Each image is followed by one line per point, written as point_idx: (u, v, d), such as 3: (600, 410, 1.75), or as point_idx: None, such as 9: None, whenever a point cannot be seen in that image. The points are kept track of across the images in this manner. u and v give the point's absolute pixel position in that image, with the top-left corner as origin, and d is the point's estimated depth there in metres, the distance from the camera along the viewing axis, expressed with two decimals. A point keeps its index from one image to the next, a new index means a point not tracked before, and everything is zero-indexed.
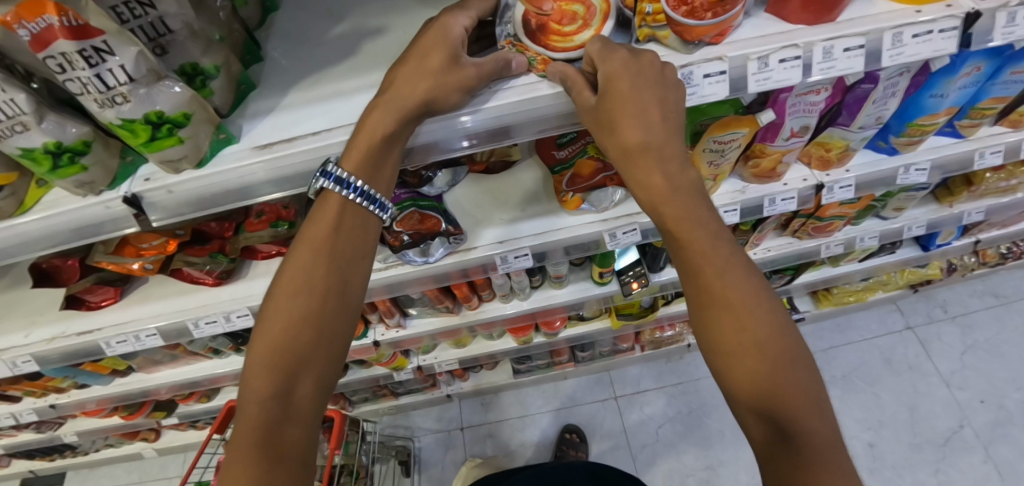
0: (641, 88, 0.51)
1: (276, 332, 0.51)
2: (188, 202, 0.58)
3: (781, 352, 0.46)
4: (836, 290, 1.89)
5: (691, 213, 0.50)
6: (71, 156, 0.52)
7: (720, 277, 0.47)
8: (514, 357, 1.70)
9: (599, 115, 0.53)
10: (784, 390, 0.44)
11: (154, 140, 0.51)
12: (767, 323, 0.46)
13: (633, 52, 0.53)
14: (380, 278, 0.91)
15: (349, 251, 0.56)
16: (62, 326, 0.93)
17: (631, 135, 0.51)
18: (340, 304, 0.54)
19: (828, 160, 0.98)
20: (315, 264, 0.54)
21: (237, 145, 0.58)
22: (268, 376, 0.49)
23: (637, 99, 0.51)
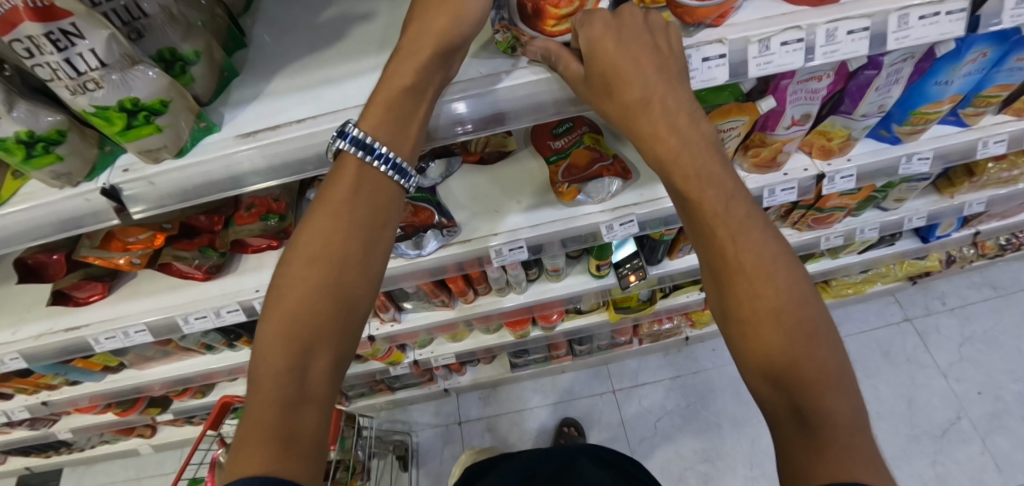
0: (634, 46, 0.50)
1: (292, 301, 0.46)
2: (170, 194, 0.56)
3: (801, 321, 0.43)
4: (835, 283, 1.87)
5: (704, 171, 0.47)
6: (45, 146, 0.50)
7: (732, 240, 0.45)
8: (511, 351, 1.68)
9: (590, 81, 0.52)
10: (802, 361, 0.41)
11: (131, 129, 0.49)
12: (783, 288, 0.43)
13: (614, 13, 0.53)
14: None
15: (369, 217, 0.51)
16: (50, 323, 0.92)
17: (632, 93, 0.49)
18: (360, 274, 0.50)
19: (829, 148, 0.97)
20: (331, 229, 0.49)
21: (219, 134, 0.56)
22: (283, 346, 0.44)
23: (633, 57, 0.50)
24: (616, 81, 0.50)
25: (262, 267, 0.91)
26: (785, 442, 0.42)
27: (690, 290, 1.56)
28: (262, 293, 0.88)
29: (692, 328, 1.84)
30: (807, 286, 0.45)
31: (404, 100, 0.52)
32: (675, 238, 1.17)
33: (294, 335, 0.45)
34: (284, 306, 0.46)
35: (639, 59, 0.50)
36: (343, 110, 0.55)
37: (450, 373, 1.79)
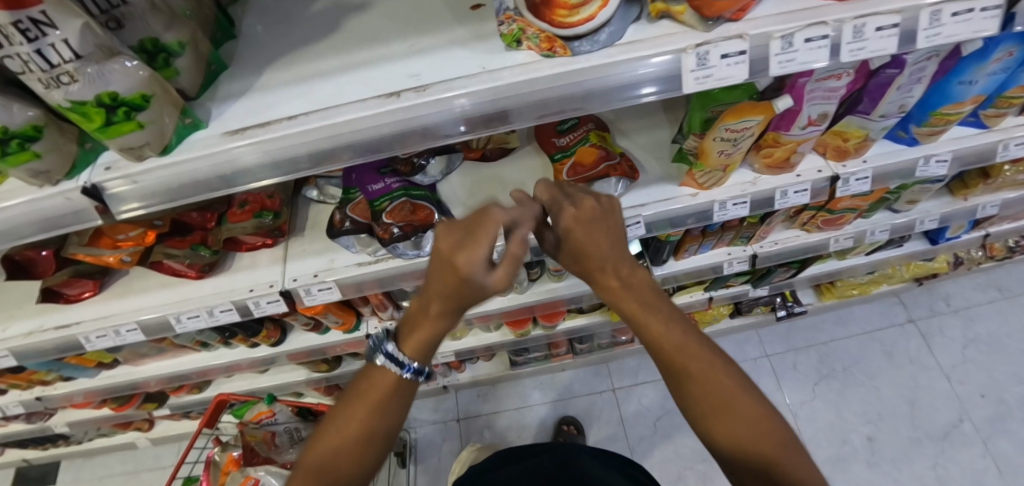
0: (596, 224, 0.57)
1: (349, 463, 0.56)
2: (155, 193, 0.53)
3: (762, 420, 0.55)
4: (840, 283, 1.81)
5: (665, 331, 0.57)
6: (21, 142, 0.47)
7: (704, 374, 0.56)
8: (511, 349, 1.66)
9: (563, 248, 0.59)
10: (774, 466, 0.53)
11: (110, 125, 0.46)
12: (746, 398, 0.56)
13: (576, 202, 0.59)
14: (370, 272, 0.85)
15: (400, 406, 0.59)
16: (40, 320, 0.90)
17: (597, 265, 0.56)
18: (390, 427, 0.58)
19: (844, 149, 0.93)
20: (373, 406, 0.57)
21: (206, 131, 0.52)
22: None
23: (597, 235, 0.56)
24: (584, 258, 0.57)
25: (255, 266, 0.88)
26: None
27: (693, 290, 1.53)
28: (256, 293, 0.85)
29: None
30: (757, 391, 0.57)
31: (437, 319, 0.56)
32: (682, 238, 1.14)
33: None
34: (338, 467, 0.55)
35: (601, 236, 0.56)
36: (334, 107, 0.51)
37: (450, 370, 1.77)
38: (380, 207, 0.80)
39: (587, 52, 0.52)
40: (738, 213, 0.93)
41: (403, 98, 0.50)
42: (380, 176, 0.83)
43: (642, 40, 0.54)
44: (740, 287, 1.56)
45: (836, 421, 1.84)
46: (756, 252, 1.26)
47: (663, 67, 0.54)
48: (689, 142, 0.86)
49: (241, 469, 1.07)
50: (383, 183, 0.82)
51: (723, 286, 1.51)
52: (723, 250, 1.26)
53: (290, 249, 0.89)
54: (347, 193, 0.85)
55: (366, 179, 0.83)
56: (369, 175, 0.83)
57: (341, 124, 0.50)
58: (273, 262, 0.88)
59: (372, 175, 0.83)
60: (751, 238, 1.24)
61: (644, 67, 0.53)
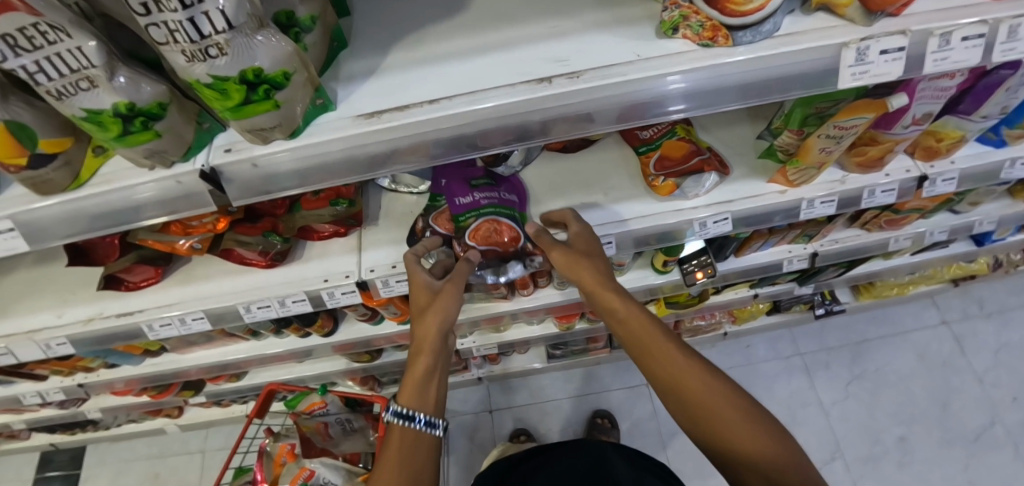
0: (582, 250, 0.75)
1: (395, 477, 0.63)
2: (276, 179, 0.49)
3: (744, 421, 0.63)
4: (879, 284, 1.79)
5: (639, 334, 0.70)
6: (144, 121, 0.43)
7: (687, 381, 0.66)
8: (550, 342, 1.63)
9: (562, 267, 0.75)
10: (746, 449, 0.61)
11: (248, 104, 0.42)
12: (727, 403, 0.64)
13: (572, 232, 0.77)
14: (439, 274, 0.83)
15: (415, 446, 0.66)
16: (99, 307, 0.86)
17: (590, 279, 0.73)
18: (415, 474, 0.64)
19: (935, 150, 0.90)
20: (397, 446, 0.66)
21: (335, 113, 0.49)
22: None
23: (573, 260, 0.74)
24: (574, 274, 0.74)
25: (327, 255, 0.85)
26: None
27: (739, 287, 1.51)
28: (331, 283, 0.81)
29: (731, 324, 1.81)
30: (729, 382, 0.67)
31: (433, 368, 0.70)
32: (749, 236, 1.10)
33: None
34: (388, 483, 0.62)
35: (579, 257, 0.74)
36: (480, 91, 0.47)
37: (485, 362, 1.75)
38: (462, 225, 0.76)
39: (748, 43, 0.50)
40: (824, 212, 0.90)
41: (556, 85, 0.47)
42: (471, 189, 0.78)
43: (799, 33, 0.51)
44: (785, 285, 1.53)
45: (868, 421, 1.84)
46: (817, 250, 1.24)
47: (690, 84, 0.50)
48: (782, 139, 0.84)
49: (297, 461, 1.05)
50: (470, 196, 0.77)
51: (771, 283, 1.49)
52: (784, 248, 1.24)
53: (364, 239, 0.85)
54: (432, 199, 0.82)
55: (454, 190, 0.78)
56: (458, 186, 0.78)
57: (400, 129, 0.47)
58: (345, 252, 0.84)
59: (463, 186, 0.78)
60: (810, 237, 1.20)
61: (668, 84, 0.49)
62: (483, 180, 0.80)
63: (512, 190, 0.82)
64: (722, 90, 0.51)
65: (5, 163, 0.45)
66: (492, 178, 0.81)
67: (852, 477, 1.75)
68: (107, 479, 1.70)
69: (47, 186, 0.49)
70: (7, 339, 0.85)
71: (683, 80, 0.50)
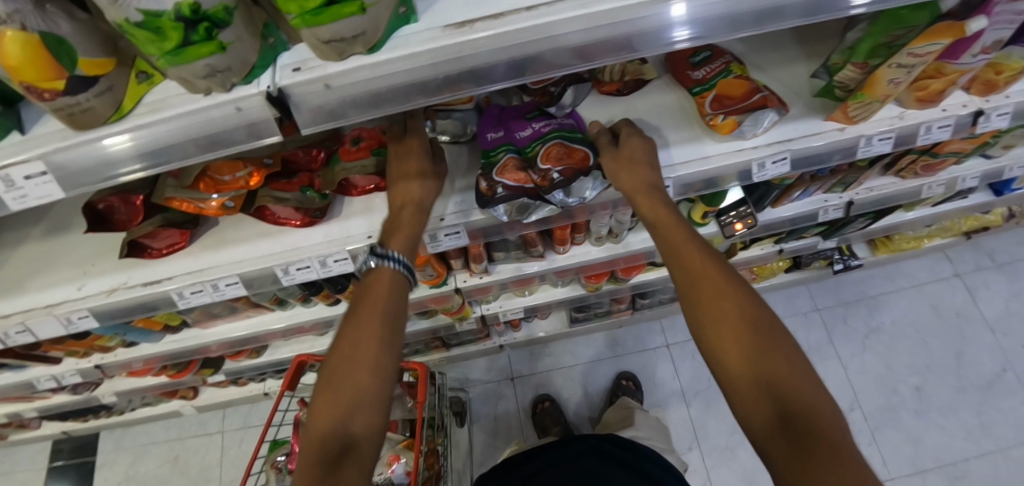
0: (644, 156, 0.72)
1: (360, 369, 0.59)
2: (351, 101, 0.45)
3: (768, 338, 0.55)
4: (897, 237, 1.80)
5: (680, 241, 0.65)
6: (209, 27, 0.36)
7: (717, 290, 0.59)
8: (574, 305, 1.60)
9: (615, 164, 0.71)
10: (764, 368, 0.53)
11: (332, 5, 0.36)
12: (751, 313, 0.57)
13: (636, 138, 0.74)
14: (477, 220, 0.78)
15: (389, 312, 0.63)
16: (122, 276, 0.80)
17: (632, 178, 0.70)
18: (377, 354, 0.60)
19: (994, 84, 0.87)
20: (365, 317, 0.62)
21: (418, 25, 0.44)
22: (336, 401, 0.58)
23: (628, 162, 0.71)
24: (623, 175, 0.70)
25: (371, 211, 0.80)
26: (775, 455, 0.49)
27: (765, 242, 1.49)
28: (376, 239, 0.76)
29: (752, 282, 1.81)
30: (770, 309, 0.58)
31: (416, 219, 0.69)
32: (792, 183, 1.08)
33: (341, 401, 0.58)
34: (346, 373, 0.59)
35: (639, 163, 0.71)
36: None
37: (507, 330, 1.74)
38: (532, 154, 0.74)
39: None
40: (881, 149, 0.87)
41: None
42: (528, 122, 0.77)
43: None
44: (811, 239, 1.52)
45: (884, 372, 1.88)
46: (853, 199, 1.22)
47: (697, 10, 0.46)
48: (843, 74, 0.80)
49: None
50: (530, 130, 0.76)
51: (798, 237, 1.47)
52: (819, 197, 1.21)
53: None
54: (488, 156, 0.76)
55: (513, 124, 0.78)
56: (515, 121, 0.77)
57: (439, 51, 0.43)
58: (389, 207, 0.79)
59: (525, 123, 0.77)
60: (849, 184, 1.18)
61: (669, 12, 0.45)
62: (539, 111, 0.79)
63: (569, 117, 0.80)
64: (717, 17, 0.47)
65: (39, 86, 0.38)
66: (548, 109, 0.80)
67: (870, 426, 1.81)
68: (125, 465, 1.66)
69: (86, 118, 0.43)
70: (23, 315, 0.78)
71: (690, 5, 0.45)
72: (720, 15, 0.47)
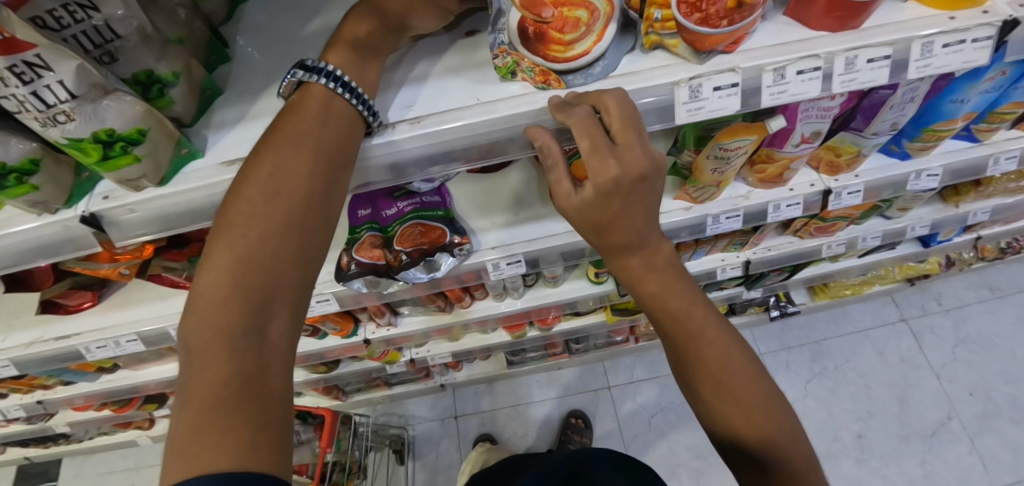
0: (623, 198, 0.46)
1: (210, 367, 0.36)
2: (153, 221, 0.54)
3: (757, 398, 0.55)
4: (833, 285, 1.85)
5: (664, 280, 0.56)
6: (18, 176, 0.47)
7: (696, 342, 0.56)
8: (508, 349, 1.67)
9: (594, 145, 0.46)
10: (765, 427, 0.55)
11: (107, 160, 0.46)
12: (737, 358, 0.56)
13: (596, 104, 0.49)
14: (342, 290, 0.87)
15: (247, 288, 0.39)
16: (37, 332, 0.91)
17: (603, 177, 0.45)
18: (233, 362, 0.37)
19: (837, 165, 0.94)
20: (225, 321, 0.37)
21: (202, 160, 0.53)
22: (223, 313, 0.38)
23: (597, 137, 0.46)
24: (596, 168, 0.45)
25: None
26: None
27: None
28: None
29: None
30: (744, 349, 0.58)
31: (301, 161, 0.43)
32: (677, 246, 1.16)
33: (235, 309, 0.38)
34: (206, 355, 0.37)
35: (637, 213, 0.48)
36: None
37: (447, 369, 1.82)
38: (391, 234, 0.82)
39: (581, 84, 0.53)
40: (731, 226, 0.94)
41: (398, 131, 0.53)
42: (394, 201, 0.85)
43: (634, 73, 0.55)
44: (734, 289, 1.57)
45: (827, 418, 1.89)
46: (750, 258, 1.27)
47: None
48: (683, 157, 0.86)
49: None
50: None
51: (718, 288, 1.51)
52: (717, 256, 1.28)
53: None
54: (353, 232, 0.84)
55: (380, 203, 0.85)
56: (382, 200, 0.85)
57: (216, 183, 0.52)
58: None
59: None
60: (743, 245, 1.24)
61: None
62: None
63: (435, 192, 0.88)
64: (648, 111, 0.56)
65: None
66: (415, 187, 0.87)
67: None
68: None
69: None
70: None
71: None
72: (447, 151, 0.54)
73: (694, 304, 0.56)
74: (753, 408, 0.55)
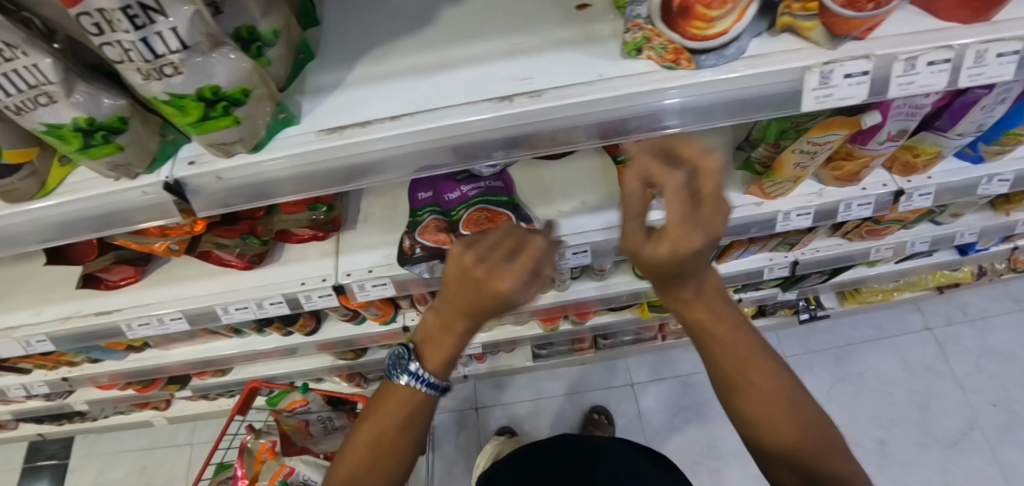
0: (696, 253, 0.41)
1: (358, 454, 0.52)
2: (240, 191, 0.50)
3: (821, 447, 0.49)
4: (864, 290, 1.82)
5: (718, 321, 0.50)
6: (105, 135, 0.43)
7: (755, 386, 0.49)
8: (535, 342, 1.64)
9: (669, 196, 0.39)
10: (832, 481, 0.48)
11: (206, 121, 0.42)
12: (800, 406, 0.50)
13: (671, 141, 0.42)
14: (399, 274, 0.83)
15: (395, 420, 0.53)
16: (77, 305, 0.87)
17: (677, 231, 0.39)
18: (378, 461, 0.52)
19: (912, 166, 0.91)
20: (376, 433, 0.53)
21: (298, 127, 0.49)
22: (373, 430, 0.53)
23: (674, 192, 0.39)
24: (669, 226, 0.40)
25: (304, 260, 0.86)
26: None
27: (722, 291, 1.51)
28: (308, 287, 0.83)
29: None
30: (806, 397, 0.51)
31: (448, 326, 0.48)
32: (730, 244, 1.12)
33: (382, 432, 0.53)
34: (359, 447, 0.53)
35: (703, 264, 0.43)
36: (443, 109, 0.47)
37: (470, 361, 1.79)
38: (455, 218, 0.79)
39: (711, 66, 0.50)
40: (801, 223, 0.91)
41: (518, 104, 0.47)
42: (457, 184, 0.81)
43: (764, 55, 0.52)
44: (769, 290, 1.53)
45: (849, 424, 1.87)
46: (797, 259, 1.25)
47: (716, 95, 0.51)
48: (760, 151, 0.84)
49: (277, 458, 1.06)
50: None
51: (755, 288, 1.48)
52: (765, 255, 1.25)
53: (341, 243, 0.87)
54: (416, 215, 0.81)
55: (441, 186, 0.81)
56: (445, 183, 0.81)
57: (313, 153, 0.48)
58: (324, 256, 0.86)
59: None
60: (792, 245, 1.20)
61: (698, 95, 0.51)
62: None
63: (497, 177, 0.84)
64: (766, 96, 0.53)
65: None
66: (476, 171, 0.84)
67: None
68: (94, 469, 1.73)
69: (15, 194, 0.49)
70: None
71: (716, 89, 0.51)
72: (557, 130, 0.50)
73: (750, 346, 0.50)
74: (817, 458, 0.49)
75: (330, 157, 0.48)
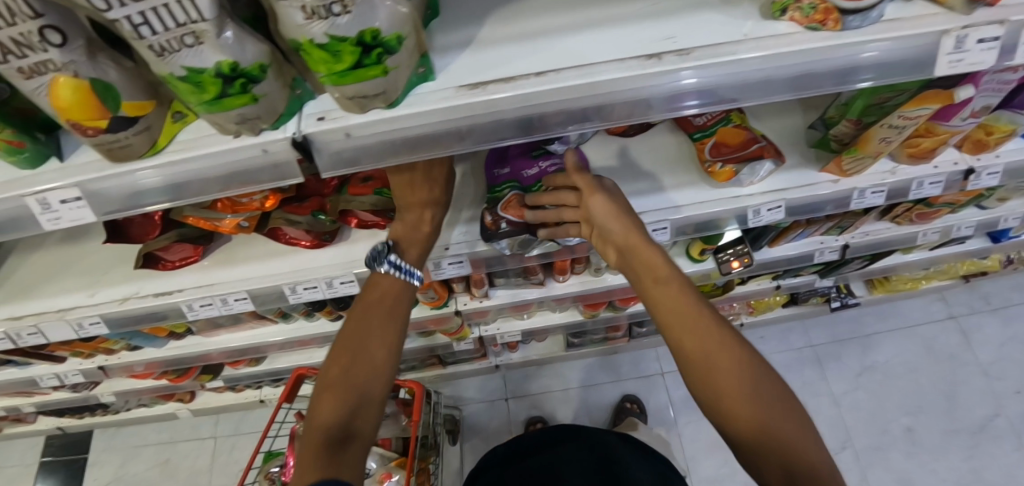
0: (611, 205, 0.66)
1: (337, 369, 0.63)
2: (369, 149, 0.49)
3: (751, 394, 0.55)
4: (894, 279, 1.83)
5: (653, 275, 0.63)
6: (244, 83, 0.40)
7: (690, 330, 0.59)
8: (571, 330, 1.63)
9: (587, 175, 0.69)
10: (755, 417, 0.54)
11: (357, 68, 0.40)
12: (735, 356, 0.57)
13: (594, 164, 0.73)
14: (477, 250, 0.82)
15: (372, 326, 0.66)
16: (134, 286, 0.83)
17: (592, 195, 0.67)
18: (350, 370, 0.62)
19: (984, 143, 0.90)
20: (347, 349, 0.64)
21: (434, 83, 0.47)
22: (346, 348, 0.64)
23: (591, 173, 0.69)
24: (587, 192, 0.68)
25: (376, 236, 0.84)
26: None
27: (762, 278, 1.50)
28: None
29: (749, 315, 1.86)
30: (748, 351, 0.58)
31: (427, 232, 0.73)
32: (788, 225, 1.11)
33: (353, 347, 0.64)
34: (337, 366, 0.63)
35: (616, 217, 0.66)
36: (589, 65, 0.47)
37: (503, 350, 1.77)
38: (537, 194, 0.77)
39: (855, 28, 0.49)
40: (873, 201, 0.90)
41: (666, 61, 0.47)
42: (534, 160, 0.78)
43: (906, 17, 0.51)
44: (807, 277, 1.53)
45: (876, 412, 1.89)
46: (848, 242, 1.24)
47: (854, 56, 0.50)
48: (839, 128, 0.83)
49: None
50: None
51: (795, 275, 1.48)
52: (816, 238, 1.24)
53: None
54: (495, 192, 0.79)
55: (517, 163, 0.78)
56: (521, 159, 0.78)
57: (453, 110, 0.47)
58: None
59: None
60: (844, 228, 1.20)
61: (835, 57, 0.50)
62: None
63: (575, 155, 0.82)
64: (906, 59, 0.51)
65: (82, 124, 0.41)
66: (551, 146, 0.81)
67: (861, 465, 1.81)
68: (114, 465, 1.68)
69: (123, 153, 0.46)
70: (36, 317, 0.81)
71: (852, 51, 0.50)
72: (696, 90, 0.49)
73: (687, 297, 0.60)
74: (747, 400, 0.55)
75: (470, 115, 0.47)
